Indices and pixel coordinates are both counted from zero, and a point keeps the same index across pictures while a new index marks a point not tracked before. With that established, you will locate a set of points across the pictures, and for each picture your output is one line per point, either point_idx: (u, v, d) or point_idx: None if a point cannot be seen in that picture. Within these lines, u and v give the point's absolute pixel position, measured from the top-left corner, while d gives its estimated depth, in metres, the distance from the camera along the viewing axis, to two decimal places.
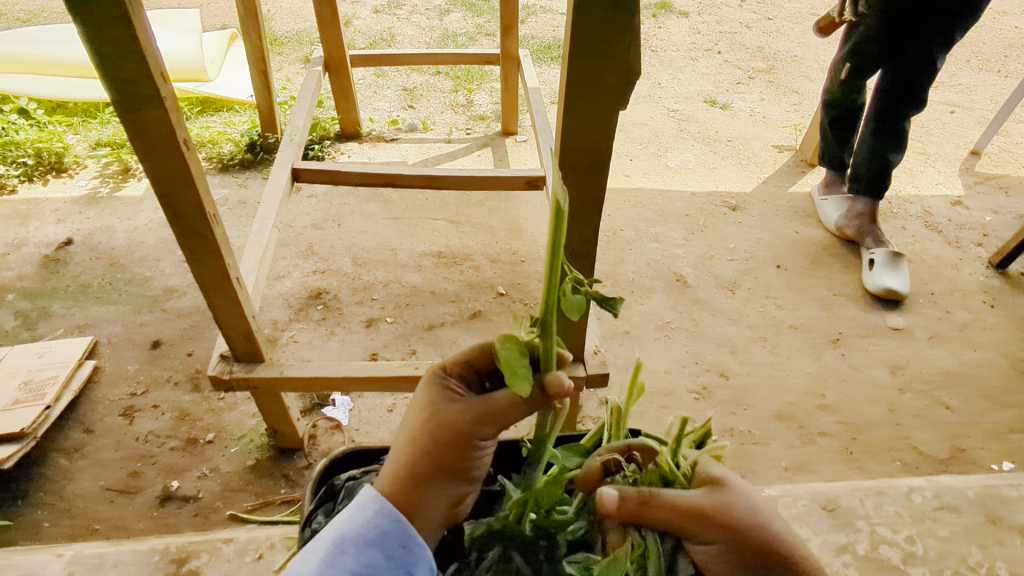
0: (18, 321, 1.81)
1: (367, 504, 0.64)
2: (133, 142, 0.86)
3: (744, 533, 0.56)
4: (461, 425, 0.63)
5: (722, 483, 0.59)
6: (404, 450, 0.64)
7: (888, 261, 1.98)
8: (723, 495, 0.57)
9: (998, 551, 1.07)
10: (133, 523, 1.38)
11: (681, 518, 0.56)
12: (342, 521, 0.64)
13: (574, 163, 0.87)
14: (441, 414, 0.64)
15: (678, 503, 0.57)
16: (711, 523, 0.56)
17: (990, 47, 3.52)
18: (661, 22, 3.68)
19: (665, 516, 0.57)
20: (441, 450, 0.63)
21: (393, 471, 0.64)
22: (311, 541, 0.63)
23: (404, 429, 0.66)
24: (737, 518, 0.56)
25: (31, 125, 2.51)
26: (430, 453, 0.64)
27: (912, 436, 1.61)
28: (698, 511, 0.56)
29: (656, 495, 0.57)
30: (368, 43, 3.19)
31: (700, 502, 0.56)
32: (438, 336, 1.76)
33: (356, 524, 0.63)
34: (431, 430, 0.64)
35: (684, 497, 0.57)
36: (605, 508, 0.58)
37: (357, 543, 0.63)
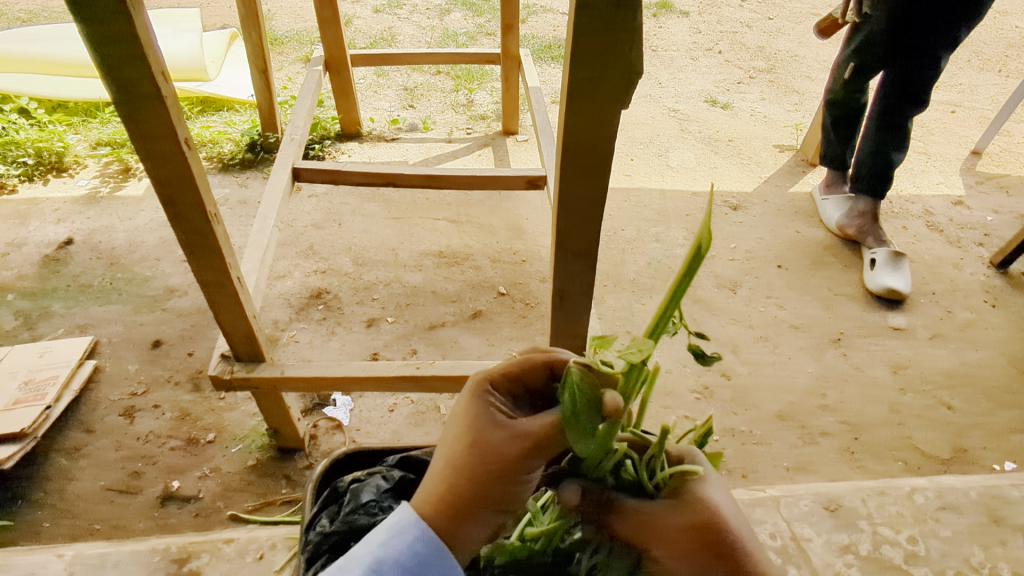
0: (19, 320, 1.81)
1: (407, 529, 0.64)
2: (134, 141, 0.86)
3: (689, 547, 0.61)
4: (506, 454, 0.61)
5: (687, 500, 0.61)
6: (445, 474, 0.64)
7: (890, 260, 1.98)
8: (678, 514, 0.61)
9: (1000, 551, 1.07)
10: (135, 523, 1.38)
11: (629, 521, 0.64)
12: (381, 543, 0.64)
13: (576, 162, 0.86)
14: (482, 441, 0.62)
15: (629, 516, 0.64)
16: (658, 538, 0.62)
17: (991, 46, 3.52)
18: (662, 22, 3.68)
19: (619, 523, 0.64)
20: (485, 478, 0.62)
21: (436, 493, 0.64)
22: (345, 560, 0.63)
23: (447, 451, 0.65)
24: (685, 536, 0.61)
25: (31, 124, 2.51)
26: (473, 482, 0.62)
27: (913, 436, 1.60)
28: (647, 527, 0.62)
29: (613, 503, 0.65)
30: (369, 42, 3.18)
31: (651, 517, 0.62)
32: (439, 336, 1.76)
33: (395, 548, 0.63)
34: (471, 458, 0.62)
35: (636, 513, 0.63)
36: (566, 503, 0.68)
37: (393, 569, 0.63)
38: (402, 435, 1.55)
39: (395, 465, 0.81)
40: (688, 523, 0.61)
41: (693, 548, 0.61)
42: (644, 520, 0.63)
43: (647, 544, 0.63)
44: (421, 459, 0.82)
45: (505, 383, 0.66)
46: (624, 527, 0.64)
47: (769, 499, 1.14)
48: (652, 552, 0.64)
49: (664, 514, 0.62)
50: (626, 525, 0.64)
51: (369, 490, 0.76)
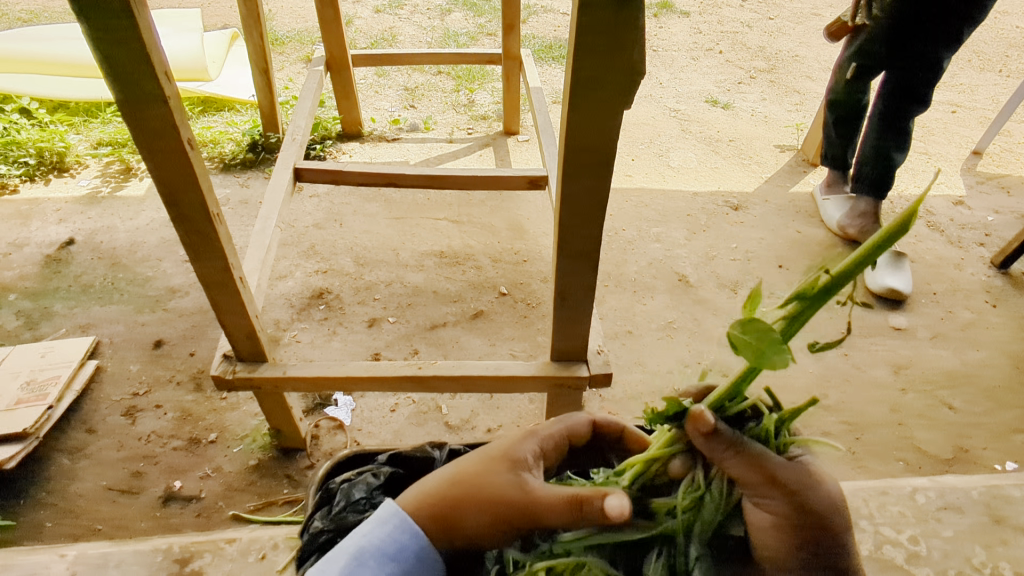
0: (21, 320, 1.81)
1: (387, 518, 0.67)
2: (137, 141, 0.86)
3: (808, 514, 0.58)
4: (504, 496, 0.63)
5: (818, 472, 0.60)
6: (446, 481, 0.67)
7: (891, 261, 1.99)
8: (811, 480, 0.59)
9: (1002, 551, 1.07)
10: (136, 523, 1.38)
11: (762, 470, 0.58)
12: (363, 533, 0.66)
13: (579, 162, 0.87)
14: (494, 472, 0.65)
15: (764, 464, 0.58)
16: (786, 494, 0.57)
17: (992, 46, 3.52)
18: (663, 22, 3.68)
19: (744, 469, 0.58)
20: (475, 502, 0.64)
21: (427, 494, 0.67)
22: (329, 552, 0.65)
23: (460, 464, 0.68)
24: (812, 501, 0.58)
25: (33, 124, 2.51)
26: (464, 499, 0.65)
27: (915, 436, 1.61)
28: (779, 481, 0.58)
29: (747, 447, 0.58)
30: (370, 42, 3.19)
31: (785, 472, 0.58)
32: (441, 336, 1.76)
33: (376, 538, 0.66)
34: (477, 478, 0.65)
35: (774, 461, 0.58)
36: (699, 423, 0.59)
37: (376, 555, 0.65)
38: (404, 435, 1.55)
39: (387, 462, 0.80)
40: (815, 491, 0.58)
41: (814, 520, 0.58)
42: (775, 470, 0.58)
43: (763, 497, 0.58)
44: (415, 456, 0.81)
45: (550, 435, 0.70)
46: (748, 474, 0.58)
47: None
48: (760, 505, 0.59)
49: (799, 476, 0.58)
50: (754, 474, 0.58)
51: (360, 487, 0.76)
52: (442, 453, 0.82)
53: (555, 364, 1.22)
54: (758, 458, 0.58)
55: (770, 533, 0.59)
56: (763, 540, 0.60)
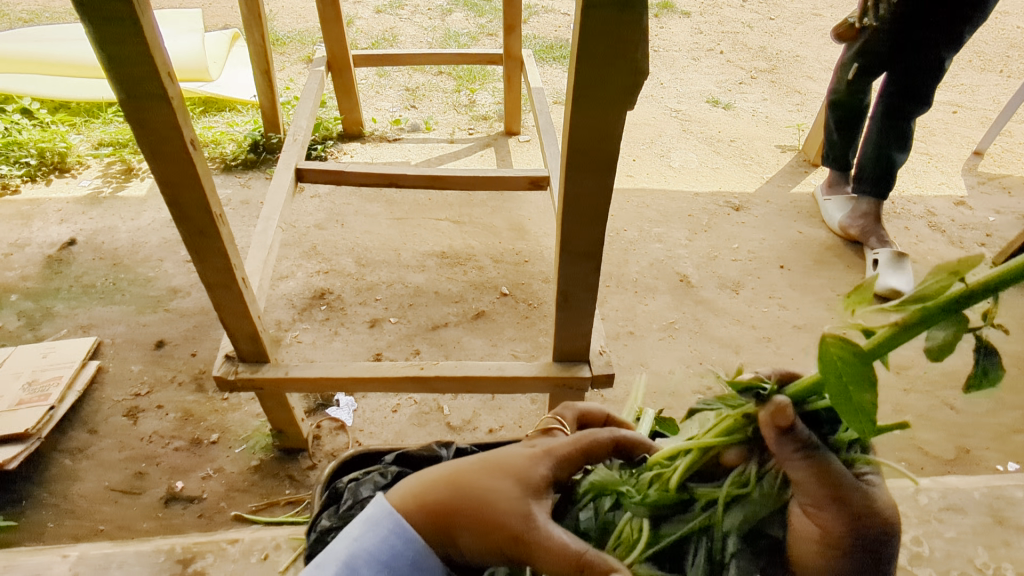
0: (22, 321, 1.81)
1: (381, 521, 0.67)
2: (140, 143, 0.86)
3: (861, 540, 0.55)
4: (500, 518, 0.62)
5: (889, 505, 0.56)
6: (445, 481, 0.67)
7: (892, 261, 1.98)
8: (876, 504, 0.55)
9: (1004, 552, 1.07)
10: (138, 524, 1.38)
11: (824, 480, 0.55)
12: (355, 538, 0.66)
13: (582, 163, 0.87)
14: (496, 487, 0.64)
15: (831, 475, 0.55)
16: (846, 512, 0.55)
17: (993, 47, 3.53)
18: (664, 22, 3.68)
19: (808, 474, 0.56)
20: (469, 513, 0.64)
21: (426, 494, 0.66)
22: (323, 556, 0.65)
23: (467, 466, 0.67)
24: (872, 528, 0.55)
25: (34, 124, 2.51)
26: (461, 508, 0.64)
27: (916, 437, 1.61)
28: (844, 498, 0.55)
29: (822, 456, 0.56)
30: (371, 43, 3.19)
31: (852, 490, 0.55)
32: (442, 337, 1.76)
33: (369, 542, 0.65)
34: (477, 488, 0.64)
35: (843, 475, 0.55)
36: (775, 415, 0.57)
37: (367, 561, 0.64)
38: (405, 435, 1.55)
39: (394, 462, 0.81)
40: (879, 520, 0.55)
41: (868, 548, 0.55)
42: (839, 485, 0.55)
43: (819, 508, 0.56)
44: (420, 455, 0.81)
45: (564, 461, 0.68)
46: (811, 481, 0.56)
47: None
48: (811, 514, 0.57)
49: (868, 501, 0.55)
50: (818, 483, 0.55)
51: (366, 486, 0.76)
52: (449, 452, 0.82)
53: (558, 365, 1.23)
54: (825, 469, 0.55)
55: (812, 542, 0.58)
56: (805, 548, 0.59)
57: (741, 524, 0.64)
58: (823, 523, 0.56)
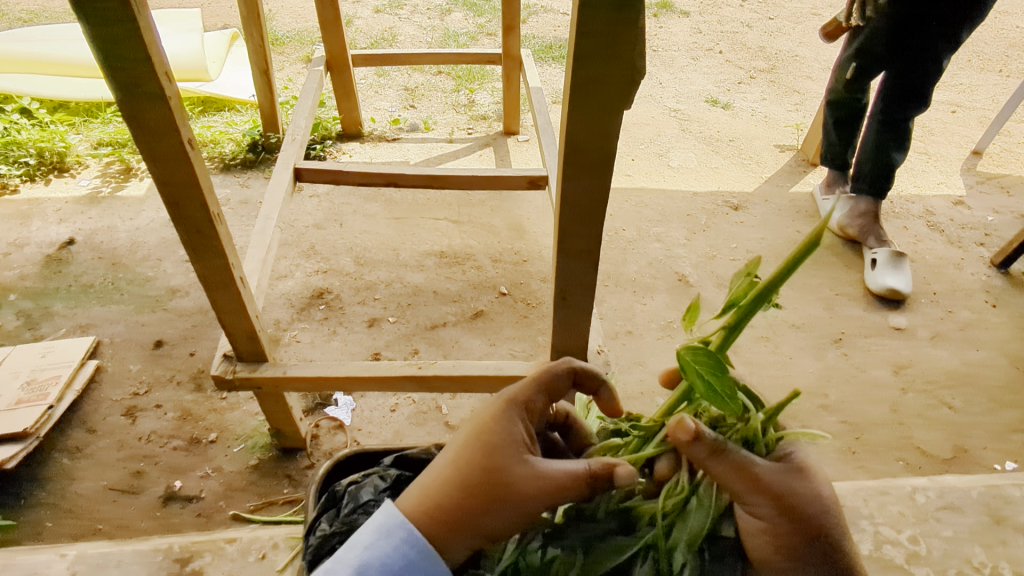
0: (21, 320, 1.81)
1: (393, 531, 0.64)
2: (138, 142, 0.86)
3: (794, 515, 0.62)
4: (525, 494, 0.62)
5: (804, 469, 0.63)
6: (447, 481, 0.63)
7: (891, 260, 1.98)
8: (799, 481, 0.62)
9: (1001, 551, 1.07)
10: (137, 523, 1.38)
11: (747, 477, 0.61)
12: (366, 546, 0.64)
13: (578, 161, 0.86)
14: (503, 465, 0.62)
15: (748, 468, 0.60)
16: (773, 497, 0.61)
17: (992, 46, 3.53)
18: (663, 22, 3.68)
19: (726, 472, 0.61)
20: (487, 504, 0.62)
21: (433, 500, 0.64)
22: (330, 565, 0.63)
23: (459, 457, 0.64)
24: (799, 501, 0.62)
25: (33, 124, 2.51)
26: (477, 501, 0.62)
27: (915, 436, 1.61)
28: (765, 484, 0.61)
29: (731, 453, 0.60)
30: (370, 42, 3.18)
31: (770, 475, 0.61)
32: (441, 336, 1.76)
33: (381, 553, 0.63)
34: (488, 477, 0.62)
35: (756, 466, 0.61)
36: (682, 435, 0.60)
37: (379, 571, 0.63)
38: (403, 435, 1.55)
39: (392, 465, 0.81)
40: (803, 490, 0.62)
41: (803, 516, 0.62)
42: (755, 475, 0.61)
43: (750, 500, 0.62)
44: (420, 457, 0.82)
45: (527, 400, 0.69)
46: (732, 478, 0.61)
47: None
48: (751, 510, 0.63)
49: (787, 475, 0.62)
50: (739, 480, 0.61)
51: (367, 490, 0.76)
52: None
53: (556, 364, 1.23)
54: (739, 463, 0.61)
55: (763, 534, 0.64)
56: (757, 538, 0.65)
57: (690, 537, 0.65)
58: (764, 513, 0.62)
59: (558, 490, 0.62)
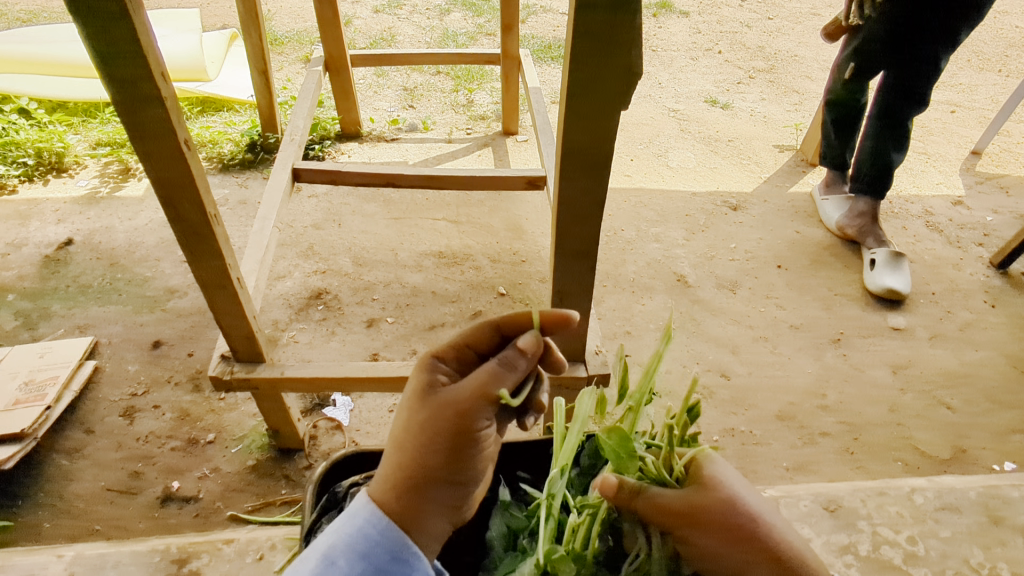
0: (19, 321, 1.81)
1: (358, 512, 0.63)
2: (135, 144, 0.86)
3: (718, 532, 0.64)
4: (446, 418, 0.62)
5: (706, 482, 0.66)
6: (391, 450, 0.65)
7: (890, 260, 1.98)
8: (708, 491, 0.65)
9: (1000, 552, 1.07)
10: (134, 524, 1.38)
11: (663, 509, 0.65)
12: (333, 531, 0.63)
13: (575, 162, 0.87)
14: (425, 402, 0.64)
15: (657, 500, 0.66)
16: (694, 523, 0.64)
17: (991, 46, 3.53)
18: (661, 22, 3.68)
19: (649, 510, 0.66)
20: (434, 448, 0.62)
21: (386, 473, 0.64)
22: (302, 554, 0.62)
23: (396, 426, 0.66)
24: (715, 517, 0.64)
25: (31, 125, 2.51)
26: (413, 445, 0.63)
27: (913, 436, 1.61)
28: (675, 509, 0.65)
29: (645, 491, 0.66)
30: (369, 43, 3.18)
31: (678, 500, 0.65)
32: (439, 337, 1.76)
33: (344, 534, 0.62)
34: (418, 426, 0.63)
35: (670, 500, 0.65)
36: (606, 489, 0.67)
37: (347, 554, 0.61)
38: None
39: None
40: (712, 500, 0.65)
41: (724, 524, 0.64)
42: (662, 505, 0.65)
43: (674, 528, 0.65)
44: None
45: (449, 355, 0.69)
46: (649, 511, 0.66)
47: (769, 499, 1.14)
48: (678, 538, 0.66)
49: (695, 495, 0.65)
50: (652, 511, 0.66)
51: None
52: None
53: (552, 364, 1.22)
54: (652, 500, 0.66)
55: (703, 555, 0.66)
56: (707, 562, 0.67)
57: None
58: (686, 538, 0.65)
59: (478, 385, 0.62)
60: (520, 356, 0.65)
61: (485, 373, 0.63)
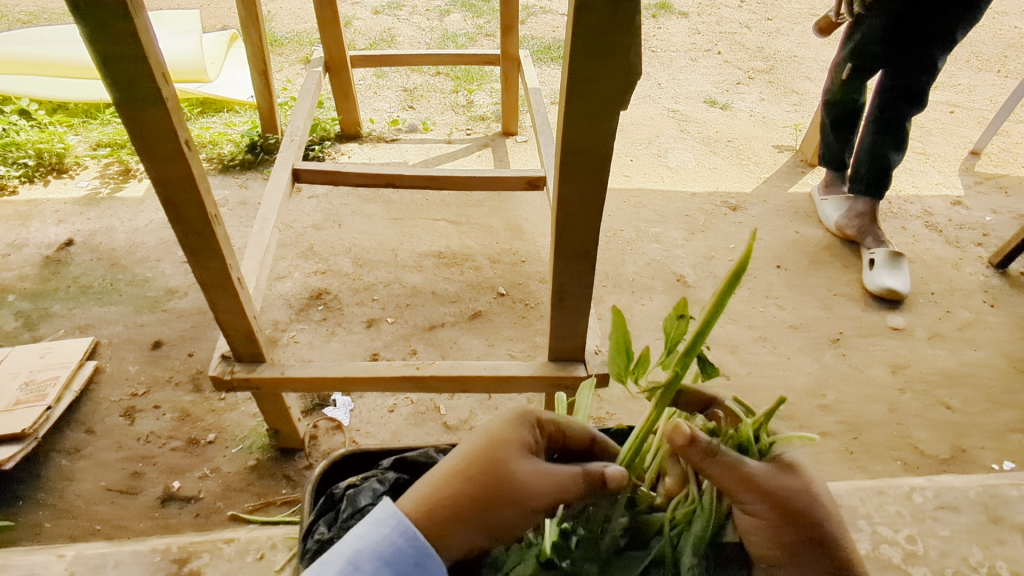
0: (19, 321, 1.82)
1: (385, 521, 0.61)
2: (134, 142, 0.86)
3: (790, 516, 0.61)
4: (522, 495, 0.62)
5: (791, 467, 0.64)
6: (453, 480, 0.62)
7: (888, 261, 1.99)
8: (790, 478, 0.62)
9: (999, 551, 1.07)
10: (135, 524, 1.38)
11: (739, 479, 0.61)
12: (359, 537, 0.60)
13: (575, 163, 0.87)
14: (511, 462, 0.63)
15: (739, 468, 0.60)
16: (761, 493, 0.61)
17: (990, 46, 3.53)
18: (661, 23, 3.68)
19: (721, 475, 0.61)
20: (491, 500, 0.62)
21: (437, 502, 0.61)
22: (325, 555, 0.60)
23: (463, 456, 0.64)
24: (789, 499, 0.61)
25: (32, 125, 2.51)
26: (478, 491, 0.62)
27: (912, 436, 1.61)
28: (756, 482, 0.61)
29: (723, 452, 0.61)
30: (369, 44, 3.19)
31: (760, 473, 0.61)
32: (439, 337, 1.76)
33: (371, 540, 0.60)
34: (496, 476, 0.62)
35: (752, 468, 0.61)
36: (676, 439, 0.61)
37: (372, 562, 0.59)
38: (402, 435, 1.55)
39: (391, 467, 0.80)
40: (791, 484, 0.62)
41: (796, 512, 0.61)
42: (743, 475, 0.61)
43: (744, 500, 0.61)
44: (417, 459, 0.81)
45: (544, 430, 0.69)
46: (725, 479, 0.61)
47: None
48: (745, 510, 0.62)
49: (779, 476, 0.62)
50: (729, 477, 0.61)
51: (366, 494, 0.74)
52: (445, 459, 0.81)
53: (553, 364, 1.23)
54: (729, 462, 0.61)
55: (758, 534, 0.62)
56: (757, 542, 0.63)
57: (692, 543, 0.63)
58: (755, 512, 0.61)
59: (559, 483, 0.64)
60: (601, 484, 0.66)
61: (570, 477, 0.65)
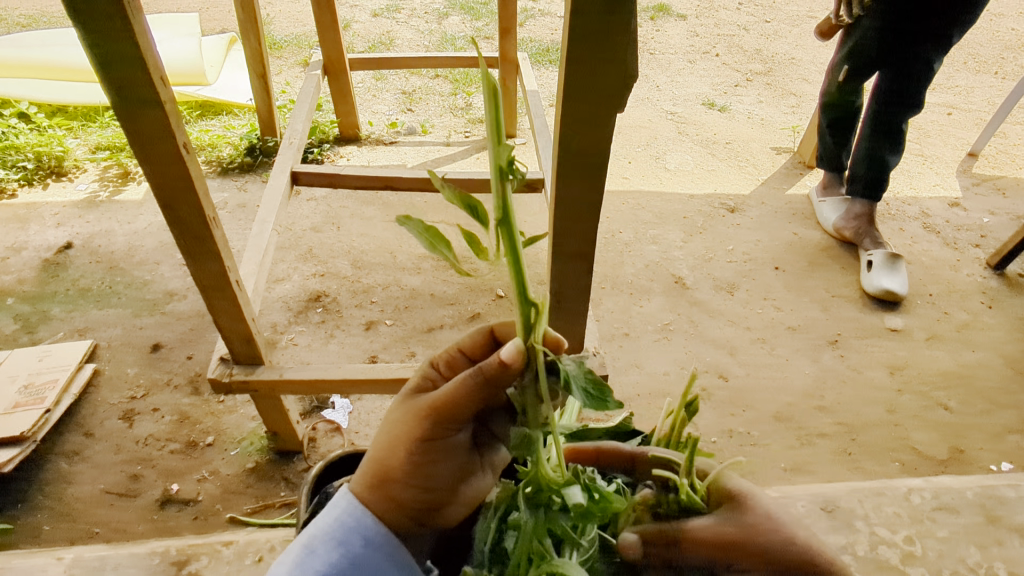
0: (18, 324, 1.82)
1: (337, 502, 0.70)
2: (133, 146, 0.87)
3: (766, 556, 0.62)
4: (416, 430, 0.65)
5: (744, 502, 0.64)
6: (375, 449, 0.69)
7: (887, 262, 1.99)
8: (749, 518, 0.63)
9: (996, 551, 1.08)
10: (133, 526, 1.38)
11: (703, 548, 0.62)
12: (314, 522, 0.70)
13: (573, 165, 0.87)
14: (403, 411, 0.67)
15: (699, 541, 0.62)
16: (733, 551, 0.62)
17: (988, 48, 3.54)
18: (659, 25, 3.69)
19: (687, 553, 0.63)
20: (401, 450, 0.66)
21: (365, 474, 0.70)
22: (289, 545, 0.70)
23: (384, 421, 0.70)
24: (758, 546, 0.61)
25: (31, 128, 2.52)
26: (388, 450, 0.67)
27: (910, 437, 1.61)
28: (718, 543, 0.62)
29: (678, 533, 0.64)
30: (368, 46, 3.20)
31: (718, 532, 0.62)
32: (437, 339, 1.76)
33: (325, 523, 0.69)
34: (396, 431, 0.67)
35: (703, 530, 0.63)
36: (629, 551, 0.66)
37: (325, 542, 0.68)
38: None
39: None
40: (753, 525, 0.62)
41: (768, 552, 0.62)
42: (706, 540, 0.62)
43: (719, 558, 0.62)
44: None
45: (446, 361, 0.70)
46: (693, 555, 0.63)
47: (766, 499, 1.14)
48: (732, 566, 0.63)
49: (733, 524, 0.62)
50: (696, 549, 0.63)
51: None
52: None
53: None
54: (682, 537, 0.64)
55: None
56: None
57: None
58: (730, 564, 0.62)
59: (444, 400, 0.63)
60: (501, 368, 0.61)
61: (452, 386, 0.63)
